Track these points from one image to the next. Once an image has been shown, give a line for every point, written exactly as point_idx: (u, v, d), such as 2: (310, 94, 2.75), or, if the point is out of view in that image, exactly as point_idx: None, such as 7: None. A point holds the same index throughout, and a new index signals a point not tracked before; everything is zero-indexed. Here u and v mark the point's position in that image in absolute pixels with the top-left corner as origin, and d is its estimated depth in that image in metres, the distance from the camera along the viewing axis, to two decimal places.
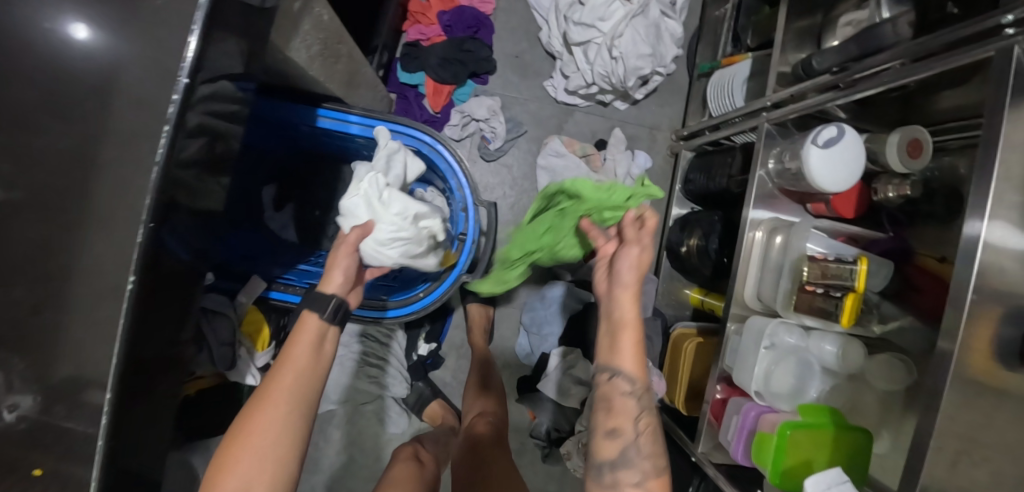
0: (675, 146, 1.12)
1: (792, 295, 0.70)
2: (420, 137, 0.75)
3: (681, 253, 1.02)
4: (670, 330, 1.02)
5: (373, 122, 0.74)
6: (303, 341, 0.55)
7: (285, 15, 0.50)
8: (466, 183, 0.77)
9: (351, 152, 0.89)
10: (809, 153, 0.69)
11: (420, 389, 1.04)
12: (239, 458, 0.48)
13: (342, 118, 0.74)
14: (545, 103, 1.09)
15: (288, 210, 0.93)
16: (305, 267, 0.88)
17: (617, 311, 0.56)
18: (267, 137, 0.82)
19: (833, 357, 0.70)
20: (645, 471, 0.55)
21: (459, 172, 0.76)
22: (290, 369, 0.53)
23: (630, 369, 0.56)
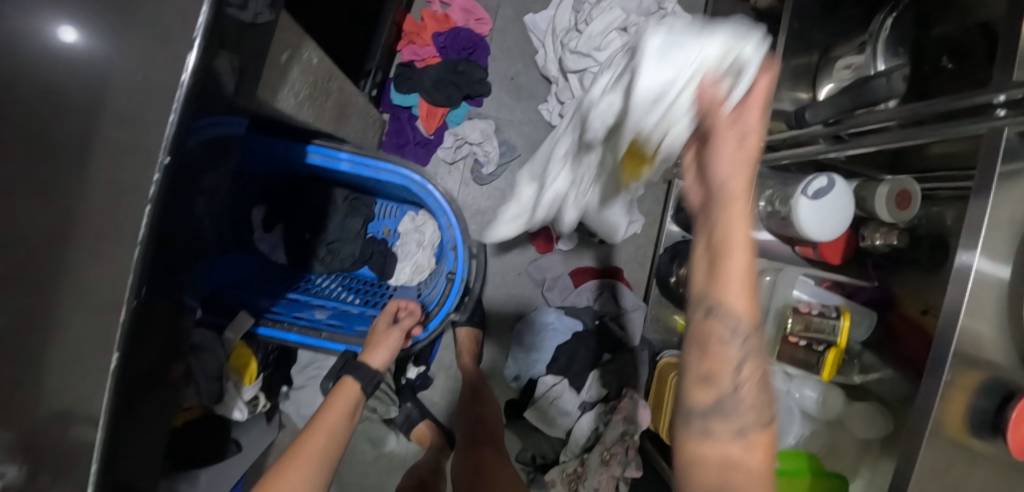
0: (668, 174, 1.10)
1: (776, 345, 0.71)
2: (407, 175, 0.75)
3: (670, 283, 1.01)
4: (653, 359, 0.99)
5: (363, 161, 0.73)
6: (340, 403, 0.69)
7: (273, 68, 0.49)
8: (456, 221, 0.77)
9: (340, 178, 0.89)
10: (798, 204, 0.70)
11: (408, 410, 1.04)
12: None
13: (332, 154, 0.73)
14: (539, 126, 1.07)
15: (278, 231, 0.93)
16: (297, 295, 0.89)
17: (712, 187, 0.40)
18: (259, 164, 0.81)
19: (812, 403, 0.72)
20: (747, 424, 0.40)
21: (449, 211, 0.76)
22: (325, 422, 0.67)
23: (739, 301, 0.40)
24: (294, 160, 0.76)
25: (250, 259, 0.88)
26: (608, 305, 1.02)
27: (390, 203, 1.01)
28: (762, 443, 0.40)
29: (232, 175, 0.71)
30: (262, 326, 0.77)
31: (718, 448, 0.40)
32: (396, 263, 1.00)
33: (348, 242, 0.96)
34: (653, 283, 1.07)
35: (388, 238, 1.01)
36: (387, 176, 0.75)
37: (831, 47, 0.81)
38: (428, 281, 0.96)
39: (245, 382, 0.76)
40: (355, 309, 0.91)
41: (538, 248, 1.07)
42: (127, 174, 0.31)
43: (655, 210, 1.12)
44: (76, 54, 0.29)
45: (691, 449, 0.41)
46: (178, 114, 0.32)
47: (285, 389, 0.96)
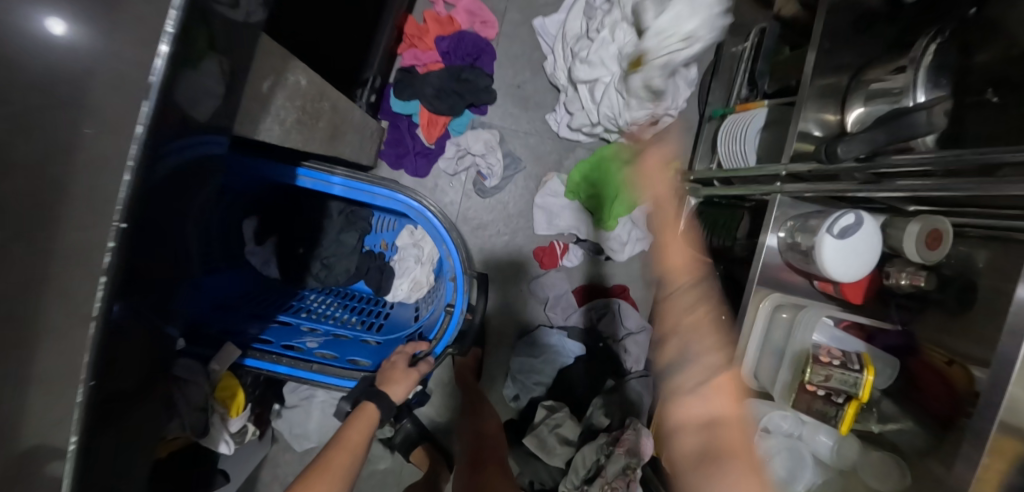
0: (680, 188, 1.03)
1: (793, 391, 0.67)
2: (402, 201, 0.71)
3: None
4: None
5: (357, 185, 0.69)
6: (362, 426, 0.68)
7: (253, 100, 0.44)
8: (455, 250, 0.75)
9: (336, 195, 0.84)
10: (823, 242, 0.66)
11: (407, 429, 1.01)
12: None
13: (323, 177, 0.69)
14: (546, 137, 1.02)
15: (270, 243, 0.90)
16: (286, 317, 0.84)
17: (666, 253, 0.57)
18: (243, 181, 0.76)
19: (826, 450, 0.69)
20: (709, 365, 0.49)
21: (448, 240, 0.74)
22: (347, 446, 0.65)
23: (704, 336, 0.50)
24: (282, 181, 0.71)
25: (240, 274, 0.84)
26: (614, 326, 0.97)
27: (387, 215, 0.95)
28: (726, 385, 0.48)
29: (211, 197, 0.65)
30: (250, 358, 0.73)
31: (688, 398, 0.48)
32: (393, 278, 0.95)
33: (342, 257, 0.90)
34: None
35: (385, 252, 0.98)
36: (383, 200, 0.71)
37: (863, 68, 0.75)
38: (427, 301, 0.92)
39: (231, 413, 0.74)
40: (345, 333, 0.86)
41: (543, 265, 1.01)
42: (79, 248, 0.27)
43: (665, 227, 1.07)
44: (55, 47, 0.26)
45: (680, 408, 0.48)
46: (130, 179, 0.26)
47: (277, 407, 0.94)
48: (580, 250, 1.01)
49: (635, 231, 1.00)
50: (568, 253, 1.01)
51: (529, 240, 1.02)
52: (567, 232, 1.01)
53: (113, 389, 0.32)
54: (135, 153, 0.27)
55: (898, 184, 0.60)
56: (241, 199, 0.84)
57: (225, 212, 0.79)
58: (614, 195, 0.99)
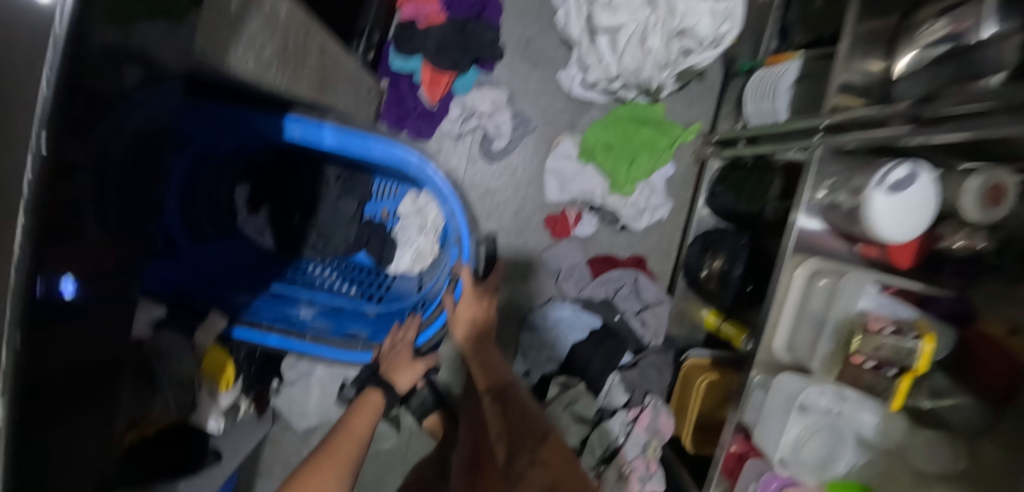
0: (701, 152, 0.99)
1: (836, 361, 0.62)
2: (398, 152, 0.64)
3: (700, 278, 0.91)
4: (680, 358, 0.93)
5: (351, 136, 0.63)
6: (366, 415, 0.67)
7: (216, 21, 0.38)
8: (461, 211, 0.69)
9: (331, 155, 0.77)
10: (873, 198, 0.58)
11: (424, 397, 0.98)
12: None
13: (314, 127, 0.62)
14: (557, 97, 0.94)
15: (263, 213, 0.84)
16: (280, 286, 0.80)
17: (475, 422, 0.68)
18: (230, 141, 0.71)
19: (870, 429, 0.63)
20: None
21: (454, 200, 0.68)
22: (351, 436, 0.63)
23: None
24: (272, 137, 0.66)
25: (230, 246, 0.81)
26: (630, 300, 0.91)
27: (388, 181, 0.85)
28: None
29: (170, 149, 0.59)
30: (240, 328, 0.71)
31: None
32: (395, 249, 0.87)
33: (339, 227, 0.85)
34: (681, 275, 0.98)
35: (387, 221, 0.88)
36: (381, 154, 0.65)
37: (916, 5, 0.66)
38: (431, 273, 0.84)
39: (221, 388, 0.68)
40: (344, 304, 0.82)
41: (554, 234, 0.96)
42: None
43: (683, 194, 1.00)
44: None
45: None
46: (50, 92, 0.21)
47: (276, 384, 0.89)
48: (594, 219, 0.95)
49: (652, 198, 0.95)
50: (582, 222, 0.95)
51: (539, 208, 0.95)
52: (580, 199, 0.94)
53: (46, 338, 0.27)
54: (56, 61, 0.21)
55: (940, 136, 0.51)
56: (229, 165, 0.79)
57: (198, 177, 0.74)
58: (630, 159, 0.92)
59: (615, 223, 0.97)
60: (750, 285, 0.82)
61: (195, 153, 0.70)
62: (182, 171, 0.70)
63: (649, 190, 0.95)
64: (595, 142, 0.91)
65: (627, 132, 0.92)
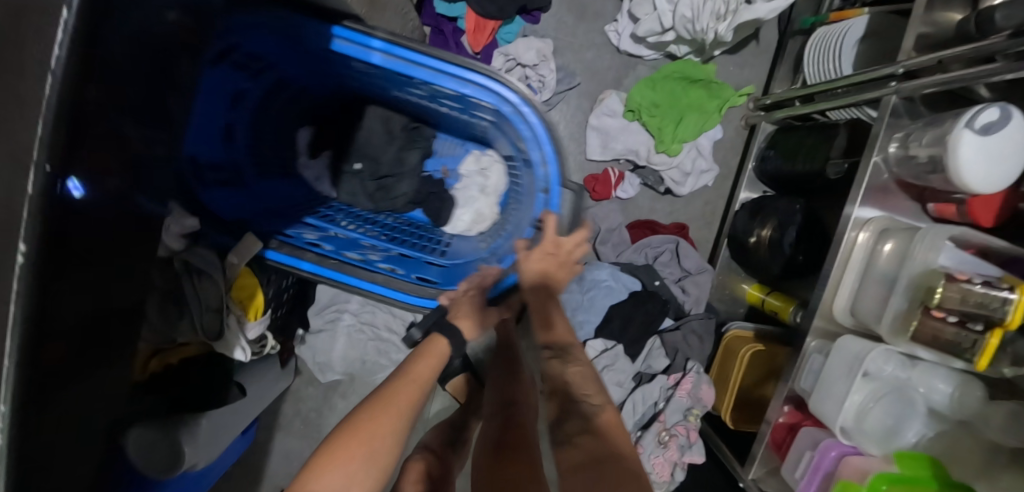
0: (751, 117, 0.94)
1: (910, 319, 0.55)
2: (458, 73, 0.56)
3: (748, 245, 0.86)
4: (720, 329, 0.89)
5: (405, 51, 0.56)
6: (429, 364, 0.61)
7: None
8: (553, 157, 0.58)
9: (410, 97, 0.71)
10: (960, 138, 0.52)
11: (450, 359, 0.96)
12: (354, 455, 0.49)
13: (363, 39, 0.56)
14: (604, 51, 0.92)
15: (322, 158, 0.84)
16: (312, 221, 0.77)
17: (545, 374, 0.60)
18: (293, 67, 0.69)
19: (943, 399, 0.55)
20: None
21: (546, 141, 0.58)
22: (410, 383, 0.58)
23: None
24: (326, 53, 0.61)
25: (291, 184, 0.80)
26: (671, 267, 0.88)
27: (451, 137, 0.87)
28: None
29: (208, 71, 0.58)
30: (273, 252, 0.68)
31: None
32: (454, 208, 0.86)
33: (404, 177, 0.83)
34: (724, 245, 0.93)
35: (447, 179, 0.88)
36: (460, 85, 0.57)
37: None
38: (491, 232, 0.80)
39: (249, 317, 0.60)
40: (409, 253, 0.77)
41: (594, 196, 0.91)
42: None
43: (731, 161, 0.96)
44: None
45: None
46: None
47: (302, 332, 0.88)
48: (637, 179, 0.92)
49: (698, 161, 0.91)
50: (624, 182, 0.91)
51: (580, 166, 0.93)
52: (623, 157, 0.91)
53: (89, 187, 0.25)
54: None
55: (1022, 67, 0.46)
56: (297, 101, 0.80)
57: (269, 107, 0.76)
58: (677, 118, 0.88)
59: (659, 186, 0.93)
60: (802, 254, 0.78)
61: (269, 78, 0.71)
62: (252, 96, 0.70)
63: (695, 153, 0.91)
64: (641, 100, 0.88)
65: (674, 90, 0.88)
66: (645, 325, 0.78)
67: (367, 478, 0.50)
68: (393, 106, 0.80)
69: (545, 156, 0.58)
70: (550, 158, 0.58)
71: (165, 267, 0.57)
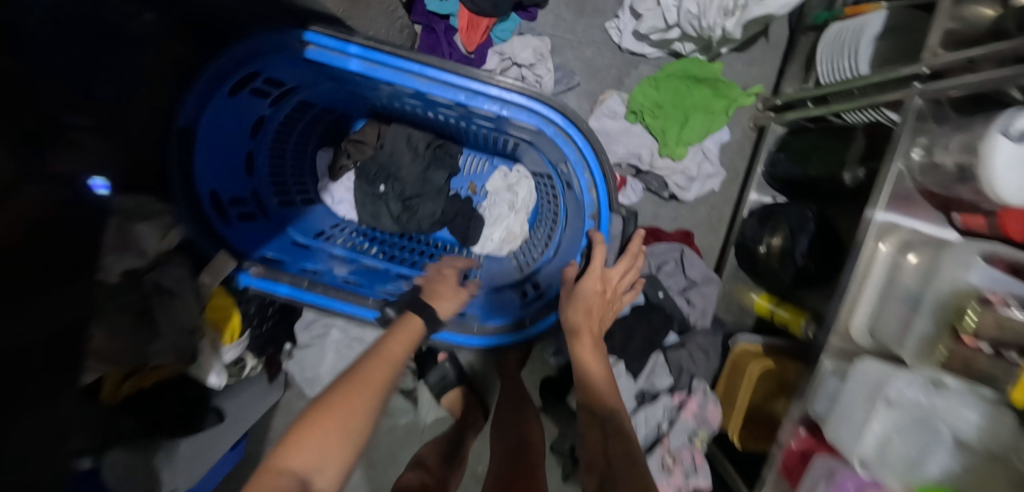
0: (759, 118, 0.90)
1: (938, 345, 0.50)
2: (494, 93, 0.51)
3: (757, 254, 0.81)
4: (727, 342, 0.85)
5: (434, 71, 0.50)
6: (403, 342, 0.51)
7: None
8: (600, 178, 0.55)
9: (423, 111, 0.65)
10: (996, 147, 0.47)
11: (445, 371, 0.93)
12: (323, 437, 0.37)
13: (338, 45, 0.49)
14: (604, 50, 0.88)
15: (346, 181, 0.79)
16: (298, 238, 0.69)
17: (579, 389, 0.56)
18: (323, 91, 0.63)
19: (972, 430, 0.48)
20: None
21: (593, 163, 0.54)
22: (383, 360, 0.47)
23: None
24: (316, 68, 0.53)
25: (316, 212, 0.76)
26: (675, 277, 0.84)
27: (476, 153, 0.83)
28: None
29: (217, 95, 0.51)
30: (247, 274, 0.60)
31: None
32: (482, 227, 0.82)
33: (428, 198, 0.77)
34: (731, 252, 0.89)
35: (473, 196, 0.84)
36: (484, 103, 0.51)
37: None
38: (524, 251, 0.78)
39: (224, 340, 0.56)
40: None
41: None
42: None
43: (739, 164, 0.92)
44: None
45: None
46: None
47: (289, 347, 0.83)
48: (640, 185, 0.88)
49: (704, 165, 0.87)
50: (626, 188, 0.88)
51: None
52: (625, 162, 0.86)
53: None
54: None
55: None
56: (320, 123, 0.75)
57: (288, 136, 0.69)
58: (682, 119, 0.83)
59: (663, 192, 0.89)
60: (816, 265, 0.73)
61: (293, 102, 0.64)
62: (272, 125, 0.64)
63: (700, 158, 0.86)
64: (643, 102, 0.83)
65: (679, 92, 0.83)
66: (648, 340, 0.73)
67: (338, 468, 0.36)
68: (415, 122, 0.74)
69: (593, 182, 0.55)
70: (598, 180, 0.55)
71: (128, 286, 0.51)
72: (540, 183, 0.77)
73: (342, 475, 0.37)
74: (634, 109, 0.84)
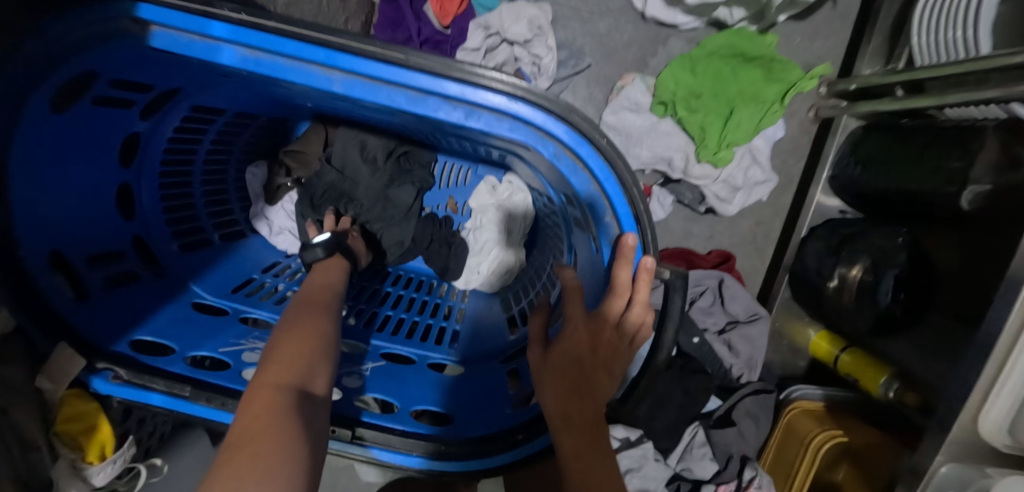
0: (821, 107, 0.70)
1: None
2: (453, 92, 0.32)
3: (823, 290, 0.63)
4: (778, 397, 0.68)
5: (351, 60, 0.31)
6: (329, 275, 0.48)
7: None
8: (630, 220, 0.34)
9: (371, 114, 0.46)
10: None
11: None
12: (302, 348, 0.35)
13: (199, 26, 0.30)
14: (623, 20, 0.67)
15: (286, 206, 0.61)
16: (206, 298, 0.52)
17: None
18: (222, 93, 0.46)
19: None
20: None
21: (618, 199, 0.34)
22: (321, 288, 0.45)
23: None
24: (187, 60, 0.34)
25: (245, 254, 0.59)
26: (713, 316, 0.66)
27: (454, 162, 0.63)
28: None
29: (32, 113, 0.31)
30: (104, 380, 0.42)
31: None
32: (466, 257, 0.62)
33: (394, 223, 0.58)
34: (784, 281, 0.71)
35: (454, 216, 0.66)
36: (446, 109, 0.33)
37: None
38: (520, 293, 0.59)
39: (89, 459, 0.40)
40: (405, 355, 0.53)
41: None
42: None
43: (793, 167, 0.73)
44: None
45: None
46: None
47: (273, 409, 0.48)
48: (668, 197, 0.69)
49: (752, 171, 0.67)
50: (651, 202, 0.69)
51: None
52: (650, 168, 0.66)
53: None
54: None
55: None
56: (242, 133, 0.56)
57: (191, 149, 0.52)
58: (725, 112, 0.63)
59: (698, 206, 0.70)
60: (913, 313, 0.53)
61: (183, 109, 0.48)
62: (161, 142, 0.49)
63: (746, 163, 0.67)
64: (672, 90, 0.64)
65: (720, 74, 0.63)
66: (680, 409, 0.56)
67: (328, 372, 0.36)
68: (368, 125, 0.54)
69: (619, 227, 0.35)
70: (627, 226, 0.34)
71: None
72: (540, 200, 0.56)
73: (333, 377, 0.36)
74: (663, 97, 0.64)
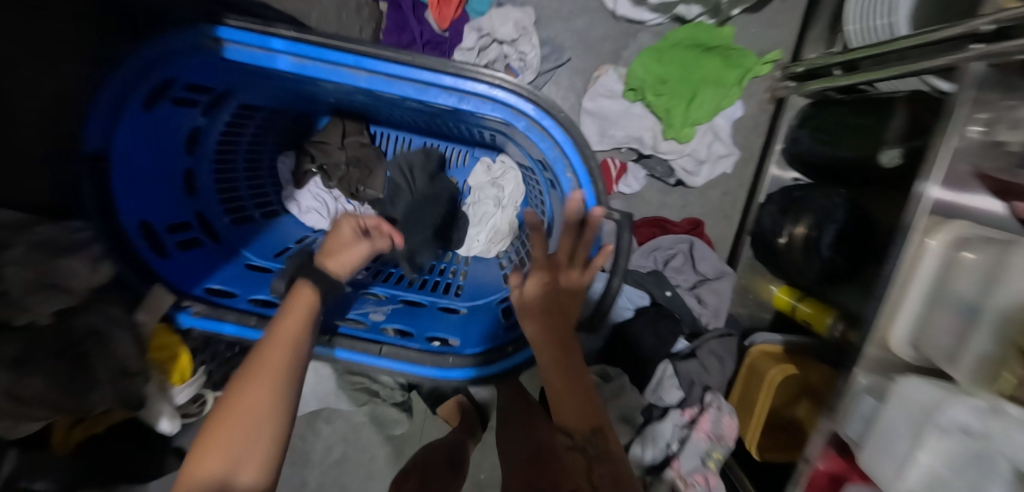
0: (777, 88, 0.80)
1: (1000, 372, 0.33)
2: (448, 83, 0.42)
3: (776, 247, 0.72)
4: (743, 344, 0.78)
5: (370, 62, 0.42)
6: (296, 314, 0.46)
7: None
8: (587, 177, 0.44)
9: (385, 106, 0.56)
10: None
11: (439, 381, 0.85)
12: (227, 438, 0.38)
13: (259, 41, 0.41)
14: (598, 19, 0.77)
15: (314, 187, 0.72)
16: (255, 260, 0.63)
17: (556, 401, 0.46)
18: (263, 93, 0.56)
19: None
20: None
21: (576, 160, 0.44)
22: (276, 340, 0.44)
23: None
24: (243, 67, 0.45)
25: (281, 227, 0.70)
26: (683, 273, 0.76)
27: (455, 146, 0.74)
28: None
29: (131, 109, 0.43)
30: (187, 314, 0.53)
31: None
32: (467, 227, 0.72)
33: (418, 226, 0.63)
34: (747, 242, 0.81)
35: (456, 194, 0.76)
36: (443, 96, 0.43)
37: None
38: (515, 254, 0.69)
39: (173, 381, 0.54)
40: (418, 300, 0.64)
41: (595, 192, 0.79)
42: None
43: (754, 142, 0.83)
44: None
45: None
46: None
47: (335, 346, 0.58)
48: (642, 171, 0.79)
49: (715, 146, 0.77)
50: (627, 176, 0.79)
51: None
52: (625, 146, 0.76)
53: None
54: None
55: None
56: (274, 125, 0.67)
57: (238, 139, 0.63)
58: (688, 95, 0.73)
59: (669, 178, 0.80)
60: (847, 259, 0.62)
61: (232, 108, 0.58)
62: (213, 137, 0.59)
63: (709, 139, 0.76)
64: (642, 79, 0.73)
65: (684, 63, 0.72)
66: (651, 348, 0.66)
67: (261, 453, 0.39)
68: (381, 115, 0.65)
69: (577, 181, 0.45)
70: (583, 180, 0.44)
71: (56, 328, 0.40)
72: (528, 175, 0.66)
73: (270, 455, 0.39)
74: (635, 86, 0.73)
